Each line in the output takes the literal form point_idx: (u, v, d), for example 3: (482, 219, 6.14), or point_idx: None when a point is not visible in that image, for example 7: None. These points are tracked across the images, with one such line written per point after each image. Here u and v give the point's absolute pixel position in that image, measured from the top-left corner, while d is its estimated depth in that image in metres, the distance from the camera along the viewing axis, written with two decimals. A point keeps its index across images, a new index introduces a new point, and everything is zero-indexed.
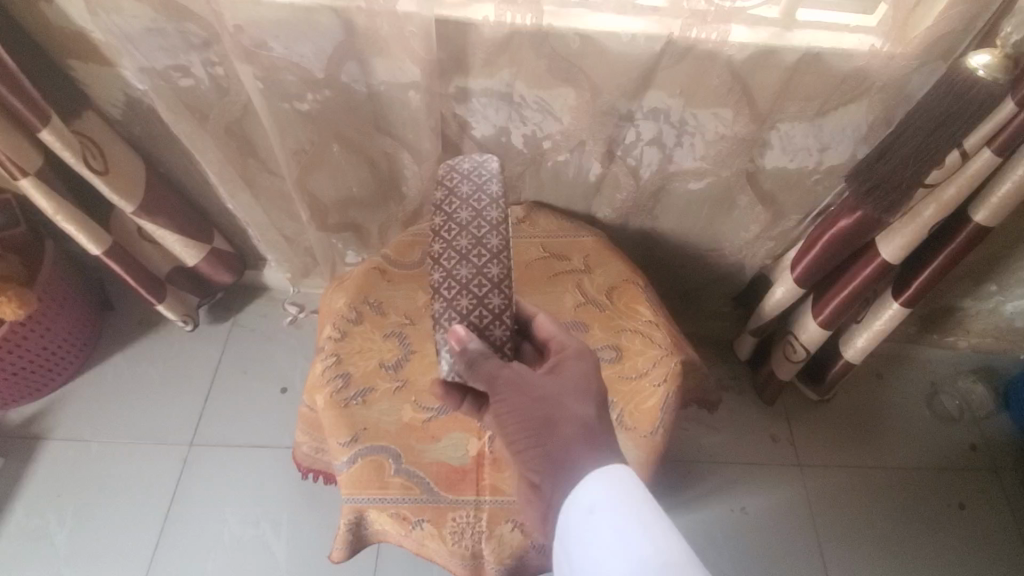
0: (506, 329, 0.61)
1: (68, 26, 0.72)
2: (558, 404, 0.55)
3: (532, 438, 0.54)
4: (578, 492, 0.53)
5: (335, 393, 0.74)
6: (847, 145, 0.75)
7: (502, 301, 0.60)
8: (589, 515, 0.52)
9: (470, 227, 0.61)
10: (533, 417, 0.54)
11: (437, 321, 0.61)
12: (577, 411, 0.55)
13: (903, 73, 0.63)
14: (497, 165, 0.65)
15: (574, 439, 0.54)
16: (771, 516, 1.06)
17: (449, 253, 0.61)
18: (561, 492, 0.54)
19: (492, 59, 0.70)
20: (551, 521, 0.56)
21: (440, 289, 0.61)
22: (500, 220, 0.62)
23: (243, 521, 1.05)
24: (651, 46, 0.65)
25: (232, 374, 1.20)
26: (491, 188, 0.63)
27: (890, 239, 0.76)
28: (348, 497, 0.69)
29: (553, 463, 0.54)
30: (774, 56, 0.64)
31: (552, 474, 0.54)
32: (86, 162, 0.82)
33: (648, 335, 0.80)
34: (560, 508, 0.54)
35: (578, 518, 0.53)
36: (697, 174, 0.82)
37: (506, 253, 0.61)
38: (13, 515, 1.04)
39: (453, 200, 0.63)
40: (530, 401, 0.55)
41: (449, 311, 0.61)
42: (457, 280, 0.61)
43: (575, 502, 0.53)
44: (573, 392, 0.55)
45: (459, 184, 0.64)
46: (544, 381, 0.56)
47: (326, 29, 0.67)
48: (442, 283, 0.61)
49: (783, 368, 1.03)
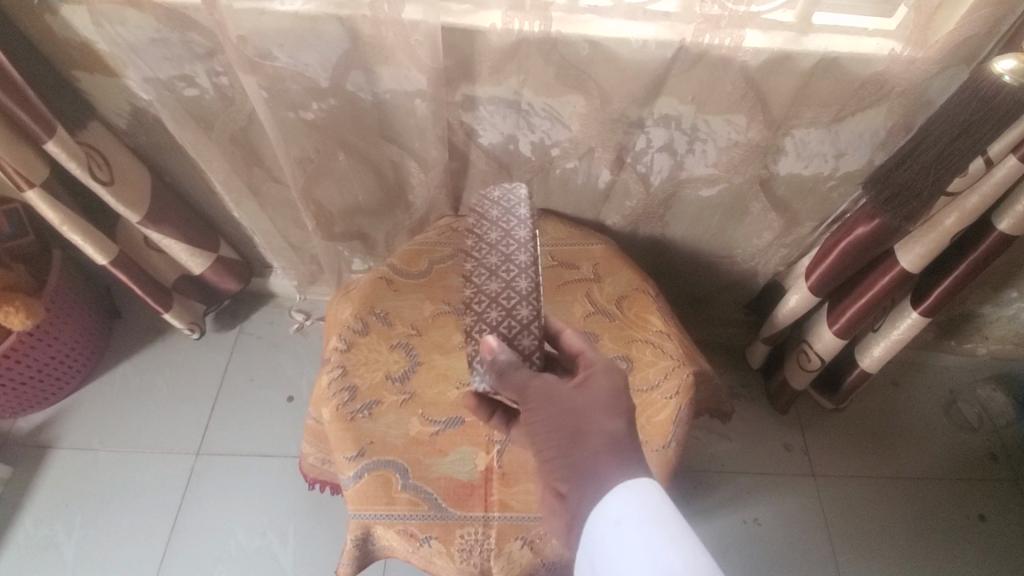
0: (535, 339, 0.59)
1: (72, 37, 0.72)
2: (587, 416, 0.53)
3: (560, 448, 0.53)
4: (603, 503, 0.51)
5: (341, 406, 0.73)
6: (864, 152, 0.73)
7: (530, 313, 0.59)
8: (615, 526, 0.50)
9: (499, 245, 0.63)
10: (562, 427, 0.53)
11: (469, 333, 0.62)
12: (606, 424, 0.53)
13: (924, 78, 0.62)
14: (526, 192, 0.67)
15: (601, 452, 0.52)
16: (784, 528, 1.04)
17: (480, 269, 0.62)
18: (586, 504, 0.52)
19: (499, 67, 0.68)
20: (575, 533, 0.54)
21: (471, 304, 0.62)
22: (530, 237, 0.63)
23: (249, 531, 1.04)
24: (662, 53, 0.63)
25: (239, 382, 1.19)
26: (521, 211, 0.65)
27: (910, 248, 0.73)
28: (354, 513, 0.68)
29: (579, 473, 0.52)
30: (790, 62, 0.62)
31: (580, 485, 0.52)
32: (91, 172, 0.82)
33: (660, 346, 0.78)
34: (584, 520, 0.52)
35: (603, 531, 0.50)
36: (708, 181, 0.81)
37: (534, 267, 0.61)
38: (21, 525, 1.04)
39: (484, 222, 0.65)
40: (560, 412, 0.54)
41: (480, 324, 0.61)
42: (487, 294, 0.61)
43: (601, 514, 0.51)
44: (603, 406, 0.54)
45: (489, 209, 0.66)
46: (574, 394, 0.55)
47: (332, 39, 0.66)
48: (473, 298, 0.62)
49: (797, 377, 1.01)
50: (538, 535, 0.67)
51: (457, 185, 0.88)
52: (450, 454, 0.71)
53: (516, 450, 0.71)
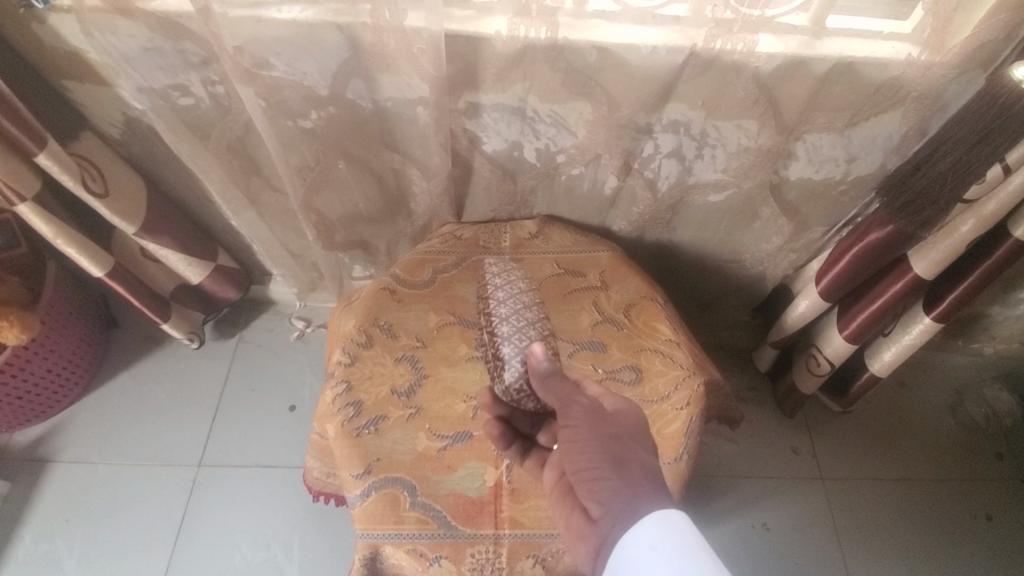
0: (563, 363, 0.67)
1: (62, 47, 0.70)
2: (626, 444, 0.56)
3: (601, 470, 0.55)
4: (638, 527, 0.52)
5: (346, 422, 0.71)
6: (878, 155, 0.71)
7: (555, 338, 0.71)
8: (649, 552, 0.51)
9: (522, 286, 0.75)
10: (604, 449, 0.56)
11: (506, 339, 0.68)
12: (643, 454, 0.56)
13: (941, 83, 0.60)
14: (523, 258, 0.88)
15: (640, 480, 0.54)
16: (794, 532, 1.04)
17: (511, 297, 0.73)
18: (619, 527, 0.53)
19: (504, 74, 0.66)
20: (602, 559, 0.55)
21: (505, 318, 0.71)
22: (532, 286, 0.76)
23: (254, 544, 1.03)
24: (673, 59, 0.61)
25: (240, 392, 1.17)
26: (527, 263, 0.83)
27: (925, 254, 0.72)
28: (362, 532, 0.67)
29: (617, 498, 0.54)
30: (803, 66, 0.60)
31: (617, 508, 0.54)
32: (85, 184, 0.80)
33: (669, 356, 0.76)
34: (616, 542, 0.53)
35: (636, 555, 0.51)
36: (717, 187, 0.79)
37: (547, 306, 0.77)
38: (20, 541, 1.02)
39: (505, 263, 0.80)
40: (603, 437, 0.56)
41: (519, 335, 0.68)
42: (521, 316, 0.70)
43: (637, 537, 0.51)
44: (638, 437, 0.57)
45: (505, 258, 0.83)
46: (612, 420, 0.58)
47: (331, 47, 0.64)
48: (507, 314, 0.71)
49: (806, 381, 1.00)
50: (550, 552, 0.66)
51: (460, 192, 0.86)
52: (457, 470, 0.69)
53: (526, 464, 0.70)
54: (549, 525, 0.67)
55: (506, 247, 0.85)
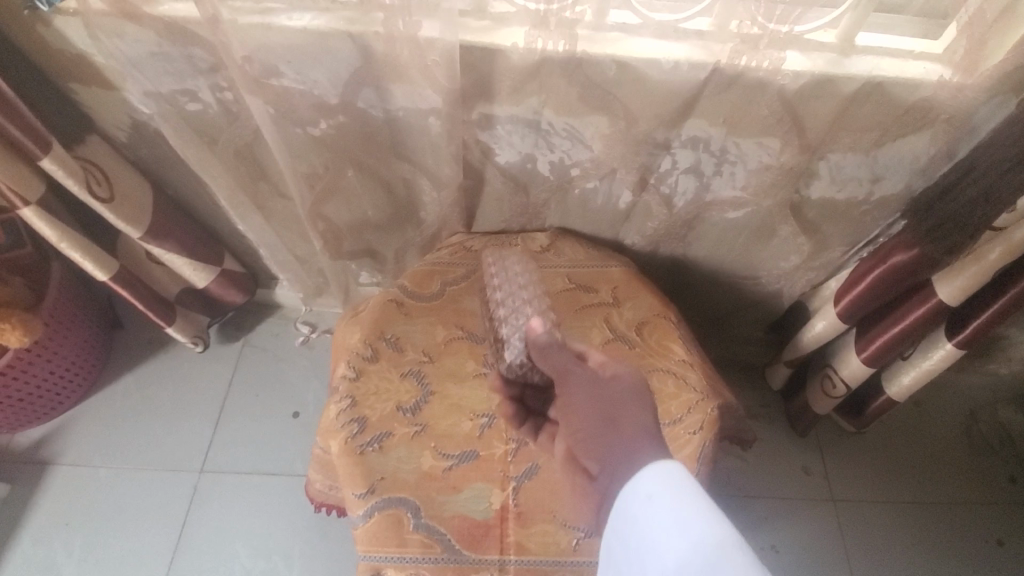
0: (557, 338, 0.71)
1: (69, 50, 0.68)
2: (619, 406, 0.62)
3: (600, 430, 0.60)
4: (635, 480, 0.52)
5: (350, 439, 0.70)
6: (903, 177, 0.69)
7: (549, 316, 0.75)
8: (647, 502, 0.50)
9: (519, 270, 0.78)
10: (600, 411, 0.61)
11: (505, 321, 0.73)
12: (638, 416, 0.61)
13: (974, 106, 0.58)
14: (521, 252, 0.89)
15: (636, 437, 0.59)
16: (804, 554, 1.01)
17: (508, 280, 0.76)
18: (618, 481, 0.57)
19: (520, 86, 0.64)
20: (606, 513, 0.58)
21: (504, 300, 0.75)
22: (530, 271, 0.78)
23: (254, 553, 1.01)
24: (695, 75, 0.59)
25: (242, 398, 1.16)
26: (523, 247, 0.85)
27: (950, 280, 0.70)
28: (363, 554, 0.65)
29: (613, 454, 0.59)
30: (831, 85, 0.58)
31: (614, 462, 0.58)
32: (89, 189, 0.79)
33: (682, 377, 0.74)
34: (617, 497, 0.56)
35: (634, 504, 0.51)
36: (735, 204, 0.77)
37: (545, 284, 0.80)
38: (19, 544, 1.01)
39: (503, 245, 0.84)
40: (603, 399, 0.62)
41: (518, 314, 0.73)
42: (519, 296, 0.75)
43: (633, 489, 0.51)
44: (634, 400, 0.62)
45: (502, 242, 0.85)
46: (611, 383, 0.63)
47: (342, 56, 0.62)
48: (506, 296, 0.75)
49: (820, 402, 0.98)
50: None
51: (471, 204, 0.84)
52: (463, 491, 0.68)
53: (533, 487, 0.68)
54: (556, 552, 0.66)
55: None
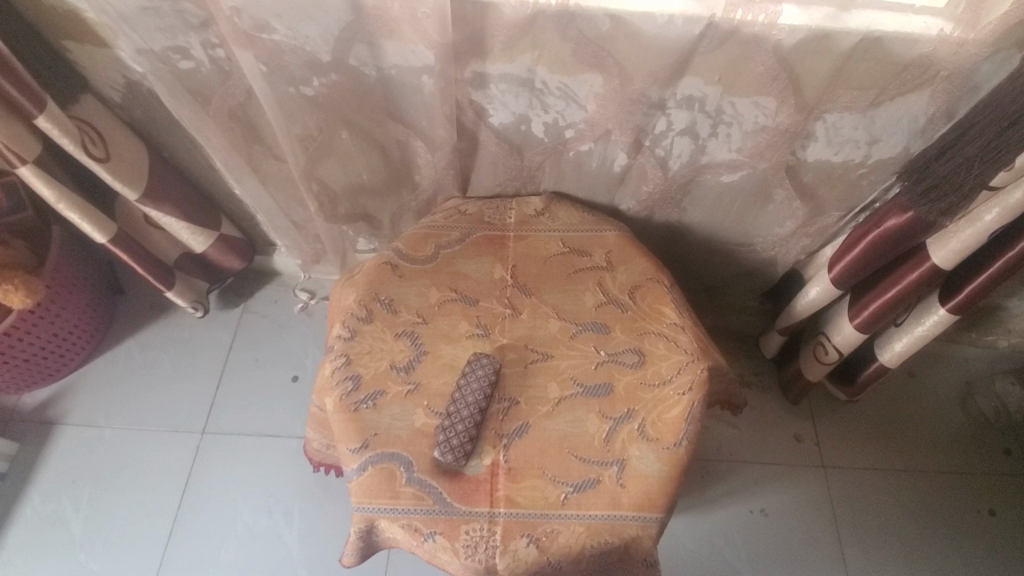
0: (540, 309, 0.77)
1: (58, 4, 0.68)
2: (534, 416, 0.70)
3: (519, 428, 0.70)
4: None
5: (345, 396, 0.71)
6: (901, 139, 0.68)
7: (535, 285, 0.78)
8: None
9: (511, 243, 0.81)
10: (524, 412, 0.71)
11: (493, 294, 0.78)
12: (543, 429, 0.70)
13: (974, 62, 0.57)
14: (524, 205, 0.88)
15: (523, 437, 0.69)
16: (792, 518, 1.03)
17: (500, 253, 0.81)
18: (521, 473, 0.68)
19: (512, 42, 0.64)
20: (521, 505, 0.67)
21: (495, 272, 0.79)
22: (522, 243, 0.81)
23: (255, 511, 1.04)
24: (690, 29, 0.58)
25: (243, 362, 1.18)
26: (518, 208, 0.85)
27: (944, 242, 0.70)
28: (358, 506, 0.67)
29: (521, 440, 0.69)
30: (828, 40, 0.57)
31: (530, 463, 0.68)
32: (86, 149, 0.79)
33: (673, 340, 0.75)
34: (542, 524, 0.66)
35: None
36: (731, 167, 0.76)
37: (538, 250, 0.81)
38: (29, 501, 1.04)
39: (499, 210, 0.85)
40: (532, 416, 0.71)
41: (507, 288, 0.78)
42: (510, 270, 0.79)
43: None
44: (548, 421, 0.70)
45: (498, 204, 0.86)
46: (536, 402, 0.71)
47: (334, 10, 0.61)
48: (496, 268, 0.79)
49: (812, 368, 0.98)
50: (544, 533, 0.66)
51: (466, 166, 0.84)
52: (443, 439, 0.68)
53: (524, 445, 0.69)
54: (545, 505, 0.67)
55: (511, 224, 0.83)
